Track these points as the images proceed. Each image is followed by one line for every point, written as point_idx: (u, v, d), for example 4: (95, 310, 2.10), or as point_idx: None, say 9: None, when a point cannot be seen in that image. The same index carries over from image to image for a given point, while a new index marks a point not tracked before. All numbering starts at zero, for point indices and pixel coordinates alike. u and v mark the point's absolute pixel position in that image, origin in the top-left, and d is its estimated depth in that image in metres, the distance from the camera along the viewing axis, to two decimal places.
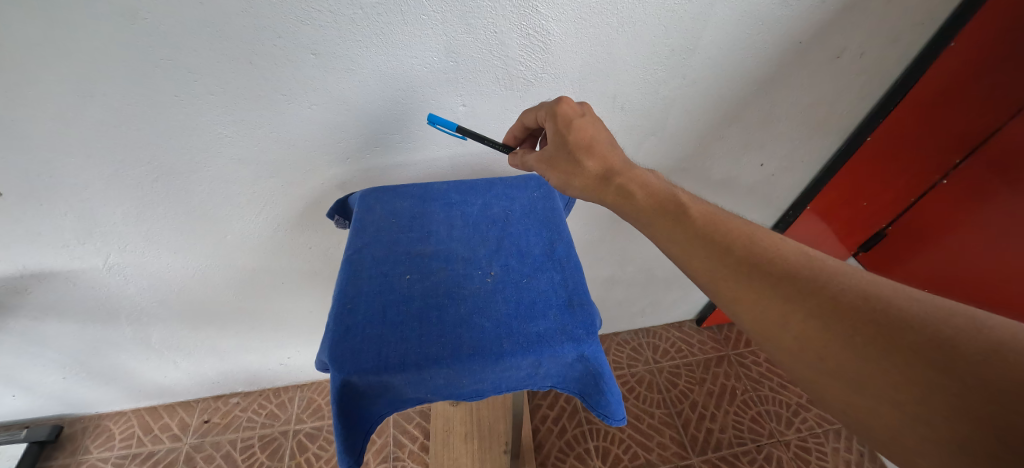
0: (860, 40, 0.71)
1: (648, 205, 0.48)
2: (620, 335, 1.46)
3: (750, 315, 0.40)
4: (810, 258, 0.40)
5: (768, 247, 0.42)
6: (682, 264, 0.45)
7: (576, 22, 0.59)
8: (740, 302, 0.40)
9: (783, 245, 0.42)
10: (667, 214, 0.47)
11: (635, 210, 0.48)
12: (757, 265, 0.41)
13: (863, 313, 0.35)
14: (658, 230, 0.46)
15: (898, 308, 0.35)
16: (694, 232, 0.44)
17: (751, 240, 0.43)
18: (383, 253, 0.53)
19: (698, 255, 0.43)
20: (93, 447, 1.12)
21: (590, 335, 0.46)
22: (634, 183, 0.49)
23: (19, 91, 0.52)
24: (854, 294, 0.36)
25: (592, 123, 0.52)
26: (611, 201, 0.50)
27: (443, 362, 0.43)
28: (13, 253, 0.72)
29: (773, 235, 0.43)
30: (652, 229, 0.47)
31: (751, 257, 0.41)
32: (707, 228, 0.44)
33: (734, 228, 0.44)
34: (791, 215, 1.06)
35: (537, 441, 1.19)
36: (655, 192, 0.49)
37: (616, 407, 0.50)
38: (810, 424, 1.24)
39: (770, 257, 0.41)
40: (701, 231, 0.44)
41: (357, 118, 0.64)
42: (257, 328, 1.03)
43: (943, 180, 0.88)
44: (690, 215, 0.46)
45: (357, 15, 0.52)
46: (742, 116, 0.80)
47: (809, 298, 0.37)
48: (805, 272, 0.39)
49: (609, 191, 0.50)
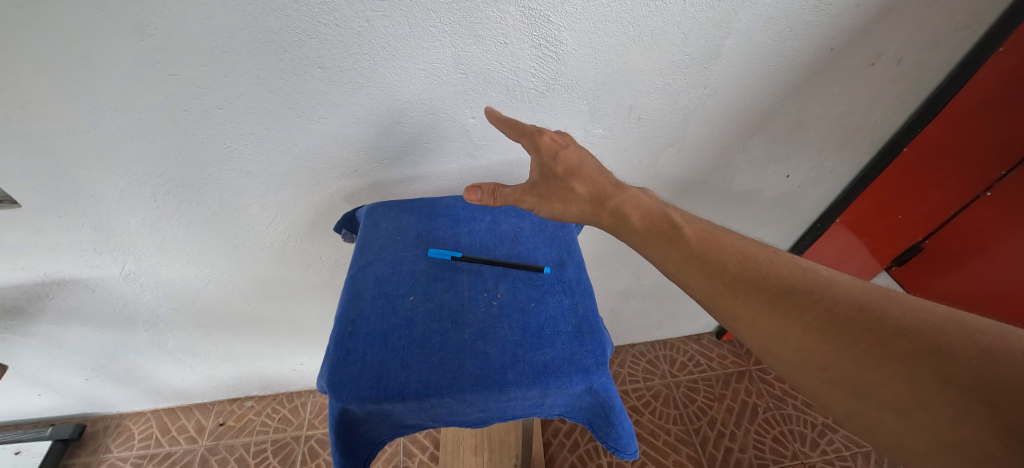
0: (899, 46, 0.66)
1: (643, 227, 0.46)
2: (635, 347, 1.42)
3: (748, 331, 0.39)
4: (804, 271, 0.39)
5: (790, 277, 0.39)
6: (679, 284, 0.43)
7: (589, 33, 0.56)
8: (762, 337, 0.38)
9: (776, 258, 0.41)
10: (663, 236, 0.45)
11: (630, 232, 0.46)
12: (779, 296, 0.38)
13: (860, 321, 0.34)
14: (661, 256, 0.44)
15: (891, 318, 0.34)
16: (692, 254, 0.43)
17: (771, 270, 0.40)
18: (386, 272, 0.52)
19: (717, 290, 0.41)
20: (113, 446, 1.15)
21: (601, 366, 0.44)
22: (629, 204, 0.47)
23: (36, 106, 0.52)
24: (854, 307, 0.35)
25: (577, 151, 0.51)
26: (608, 222, 0.48)
27: (444, 391, 0.41)
28: (35, 261, 0.73)
29: (766, 249, 0.42)
30: (658, 257, 0.45)
31: (751, 278, 0.40)
32: (701, 248, 0.43)
33: (727, 246, 0.43)
34: (819, 227, 1.01)
35: (548, 455, 1.16)
36: (647, 212, 0.47)
37: (628, 440, 0.47)
38: (837, 446, 1.18)
39: (781, 280, 0.39)
40: (699, 254, 0.43)
41: (366, 131, 0.63)
42: (271, 335, 1.03)
43: (987, 193, 0.81)
44: (704, 241, 0.44)
45: (362, 28, 0.51)
46: (767, 126, 0.76)
47: (806, 312, 0.37)
48: (831, 304, 0.36)
49: (603, 213, 0.48)
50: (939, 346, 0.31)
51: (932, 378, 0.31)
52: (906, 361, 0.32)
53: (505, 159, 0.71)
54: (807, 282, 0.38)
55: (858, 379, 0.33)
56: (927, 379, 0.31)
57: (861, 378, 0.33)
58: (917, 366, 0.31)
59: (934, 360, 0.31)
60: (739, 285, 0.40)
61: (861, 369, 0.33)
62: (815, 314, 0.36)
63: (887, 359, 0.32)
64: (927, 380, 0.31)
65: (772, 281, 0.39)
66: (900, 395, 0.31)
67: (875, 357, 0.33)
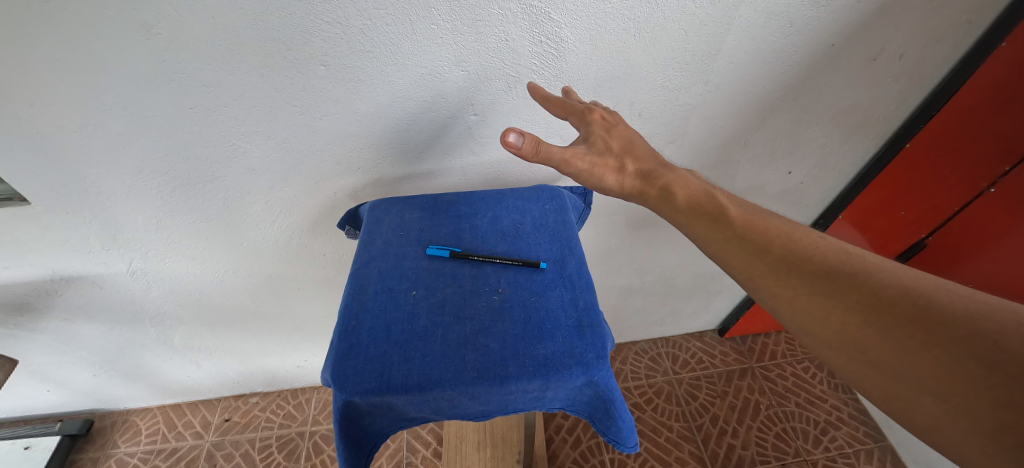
0: (900, 41, 0.66)
1: (687, 205, 0.48)
2: (637, 344, 1.43)
3: (787, 310, 0.41)
4: (850, 255, 0.41)
5: (835, 260, 0.41)
6: (721, 264, 0.45)
7: (590, 29, 0.56)
8: (803, 317, 0.40)
9: (822, 243, 0.43)
10: (707, 216, 0.47)
11: (675, 212, 0.48)
12: (823, 278, 0.40)
13: (905, 305, 0.37)
14: (705, 235, 0.46)
15: (937, 304, 0.36)
16: (738, 235, 0.45)
17: (816, 253, 0.42)
18: (389, 267, 0.53)
19: (762, 269, 0.43)
20: (121, 442, 1.17)
21: (601, 360, 0.44)
22: (676, 183, 0.49)
23: (45, 105, 0.53)
24: (898, 292, 0.37)
25: (627, 131, 0.53)
26: (653, 200, 0.49)
27: (446, 384, 0.42)
28: (45, 258, 0.74)
29: (811, 234, 0.44)
30: (703, 235, 0.46)
31: (795, 259, 0.42)
32: (746, 229, 0.45)
33: (773, 228, 0.44)
34: (821, 224, 1.01)
35: (551, 451, 1.17)
36: (693, 192, 0.49)
37: (628, 434, 0.48)
38: (840, 443, 1.18)
39: (827, 263, 0.41)
40: (746, 234, 0.45)
41: (368, 128, 0.63)
42: (275, 331, 1.04)
43: (991, 188, 0.81)
44: (748, 222, 0.46)
45: (364, 26, 0.52)
46: (768, 122, 0.76)
47: (850, 293, 0.39)
48: (876, 289, 0.38)
49: (651, 189, 0.49)
50: (986, 333, 0.33)
51: (975, 366, 0.33)
52: (948, 345, 0.34)
53: (507, 156, 0.71)
54: (852, 267, 0.40)
55: (892, 359, 0.36)
56: (969, 364, 0.33)
57: (905, 360, 0.35)
58: (959, 351, 0.34)
59: (977, 346, 0.33)
60: (783, 266, 0.42)
61: (904, 350, 0.35)
62: (860, 297, 0.38)
63: (930, 342, 0.35)
64: (969, 365, 0.33)
65: (818, 263, 0.41)
66: (941, 379, 0.34)
67: (919, 341, 0.35)
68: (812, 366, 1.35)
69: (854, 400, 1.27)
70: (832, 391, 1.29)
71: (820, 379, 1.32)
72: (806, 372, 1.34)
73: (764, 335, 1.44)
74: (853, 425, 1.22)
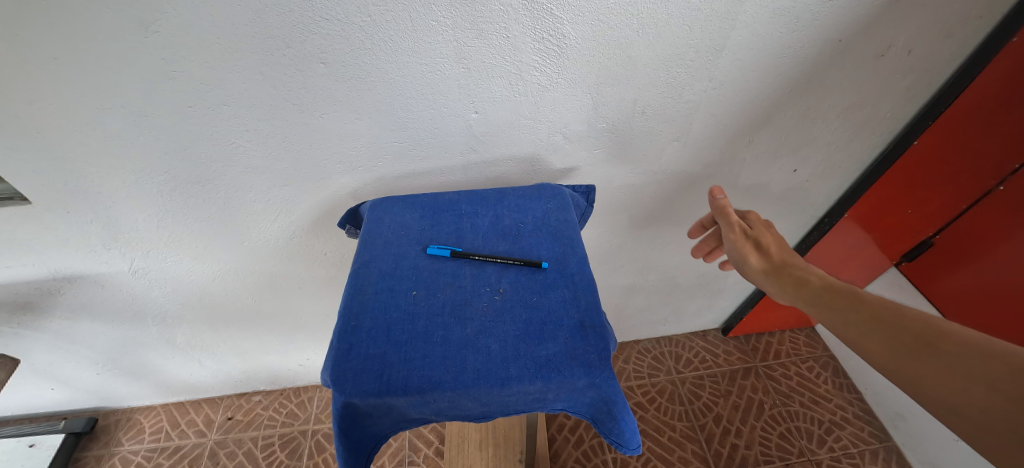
0: (910, 36, 0.65)
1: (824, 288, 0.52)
2: (640, 343, 1.42)
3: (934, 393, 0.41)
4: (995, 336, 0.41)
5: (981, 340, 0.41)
6: (856, 349, 0.47)
7: (593, 25, 0.56)
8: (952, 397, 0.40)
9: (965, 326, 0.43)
10: (842, 298, 0.51)
11: (806, 296, 0.53)
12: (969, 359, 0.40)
13: None
14: (835, 318, 0.50)
15: None
16: (856, 317, 0.48)
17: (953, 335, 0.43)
18: (389, 267, 0.52)
19: (894, 348, 0.44)
20: (124, 440, 1.17)
21: (603, 361, 0.44)
22: (810, 273, 0.55)
23: (45, 104, 0.53)
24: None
25: (767, 229, 0.61)
26: (789, 287, 0.55)
27: (446, 386, 0.41)
28: (47, 257, 0.74)
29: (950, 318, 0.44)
30: (837, 319, 0.50)
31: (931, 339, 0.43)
32: (880, 313, 0.48)
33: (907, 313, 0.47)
34: (827, 222, 1.00)
35: (553, 450, 1.16)
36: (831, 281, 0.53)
37: (630, 436, 0.47)
38: (844, 443, 1.17)
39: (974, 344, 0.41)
40: (839, 302, 0.50)
41: (369, 126, 0.63)
42: (277, 330, 1.04)
43: (1000, 187, 0.81)
44: (882, 306, 0.48)
45: (364, 22, 0.51)
46: (774, 119, 0.75)
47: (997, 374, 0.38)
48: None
49: (784, 275, 0.56)
50: None
51: None
52: None
53: (508, 154, 0.71)
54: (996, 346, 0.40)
55: None
56: None
57: None
58: None
59: None
60: (922, 347, 0.43)
61: None
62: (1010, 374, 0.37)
63: None
64: None
65: (921, 331, 0.44)
66: None
67: None
68: (816, 366, 1.34)
69: (859, 400, 1.26)
70: (837, 391, 1.28)
71: (825, 379, 1.31)
72: (810, 372, 1.33)
73: (768, 334, 1.43)
74: (858, 425, 1.21)
